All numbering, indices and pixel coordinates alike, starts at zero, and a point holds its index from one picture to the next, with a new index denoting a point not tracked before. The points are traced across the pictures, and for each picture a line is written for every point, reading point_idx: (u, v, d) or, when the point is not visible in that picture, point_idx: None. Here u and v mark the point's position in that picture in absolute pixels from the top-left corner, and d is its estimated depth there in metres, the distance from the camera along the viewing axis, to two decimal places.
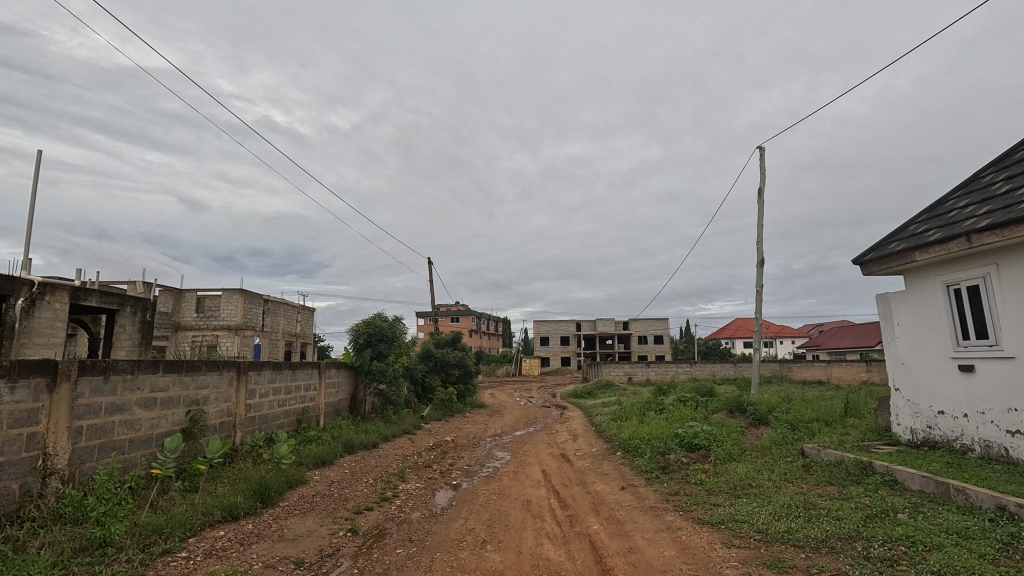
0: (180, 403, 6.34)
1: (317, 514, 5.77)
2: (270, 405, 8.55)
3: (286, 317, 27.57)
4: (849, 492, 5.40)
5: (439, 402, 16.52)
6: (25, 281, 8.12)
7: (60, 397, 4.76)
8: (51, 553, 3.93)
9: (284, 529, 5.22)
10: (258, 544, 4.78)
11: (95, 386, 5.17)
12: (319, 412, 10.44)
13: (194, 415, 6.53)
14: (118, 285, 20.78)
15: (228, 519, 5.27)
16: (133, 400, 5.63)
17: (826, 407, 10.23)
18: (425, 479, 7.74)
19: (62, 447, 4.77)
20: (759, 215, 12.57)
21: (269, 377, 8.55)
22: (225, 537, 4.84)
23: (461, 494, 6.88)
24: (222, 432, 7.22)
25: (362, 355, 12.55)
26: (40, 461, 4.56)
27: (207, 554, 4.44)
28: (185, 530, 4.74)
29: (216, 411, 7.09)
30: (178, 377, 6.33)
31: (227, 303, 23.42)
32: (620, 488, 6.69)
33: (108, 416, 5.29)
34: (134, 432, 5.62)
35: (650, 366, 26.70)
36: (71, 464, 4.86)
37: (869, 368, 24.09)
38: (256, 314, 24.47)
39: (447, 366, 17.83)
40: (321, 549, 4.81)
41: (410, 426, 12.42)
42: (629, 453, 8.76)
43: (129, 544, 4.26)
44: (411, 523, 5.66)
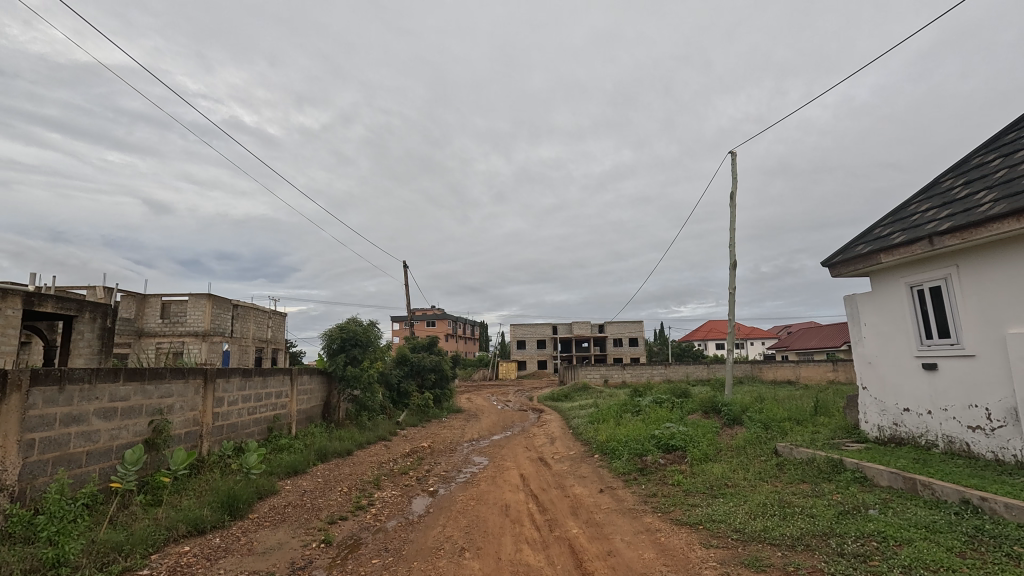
0: (143, 413, 6.06)
1: (289, 525, 5.58)
2: (240, 413, 8.27)
3: (256, 322, 26.84)
4: (822, 490, 5.51)
5: (415, 408, 16.28)
6: None
7: (10, 408, 4.48)
8: None
9: (254, 542, 5.03)
10: (226, 559, 4.59)
11: (50, 396, 4.89)
12: (291, 420, 10.16)
13: (157, 425, 6.25)
14: (77, 290, 19.92)
15: (195, 533, 5.05)
16: (91, 411, 5.35)
17: (797, 407, 10.48)
18: (401, 486, 7.59)
19: (13, 461, 4.49)
20: (732, 218, 12.85)
21: (239, 384, 8.27)
22: (190, 553, 4.62)
23: (438, 501, 6.77)
24: (187, 442, 6.93)
25: (335, 360, 12.31)
26: None
27: (171, 571, 4.24)
28: (147, 546, 4.52)
29: (181, 421, 6.81)
30: (141, 385, 6.05)
31: (194, 309, 22.69)
32: (598, 490, 6.69)
33: (63, 427, 5.01)
34: (93, 444, 5.35)
35: (625, 369, 26.95)
36: (22, 480, 4.58)
37: (836, 367, 24.76)
38: (224, 320, 23.73)
39: (423, 371, 17.61)
40: (293, 562, 4.65)
41: (385, 433, 12.20)
42: (607, 455, 8.79)
43: (86, 563, 4.04)
44: (388, 532, 5.54)
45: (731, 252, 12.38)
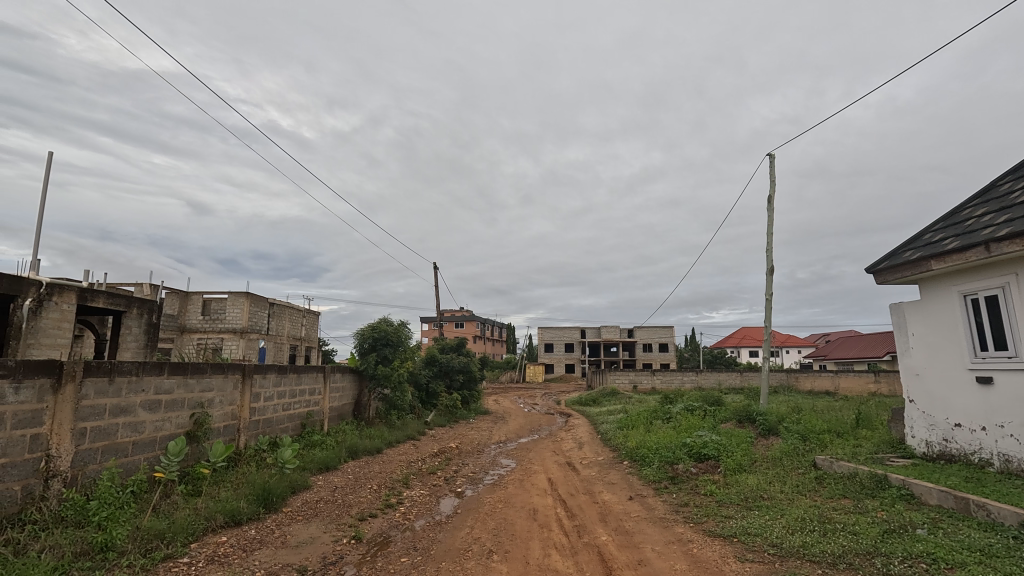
0: (185, 406, 6.30)
1: (320, 520, 5.69)
2: (275, 408, 8.50)
3: (291, 320, 27.59)
4: (865, 506, 5.27)
5: (444, 408, 16.39)
6: (35, 282, 8.50)
7: (65, 398, 4.71)
8: (51, 556, 3.87)
9: (287, 535, 5.15)
10: (261, 550, 4.71)
11: (100, 387, 5.12)
12: (323, 416, 10.38)
13: (198, 418, 6.47)
14: (125, 286, 20.95)
15: (231, 524, 5.21)
16: (138, 402, 5.58)
17: (838, 418, 10.08)
18: (430, 486, 7.65)
19: (66, 448, 4.71)
20: (770, 222, 12.48)
21: (274, 380, 8.50)
22: (228, 543, 4.77)
23: (465, 503, 6.77)
24: (226, 436, 7.16)
25: (366, 360, 12.52)
26: (43, 463, 4.49)
27: (209, 560, 4.38)
28: (187, 535, 4.67)
29: (220, 414, 7.04)
30: (183, 379, 6.28)
31: (233, 306, 23.50)
32: (628, 497, 6.59)
33: (112, 418, 5.24)
34: (138, 434, 5.57)
35: (655, 375, 26.55)
36: (74, 466, 4.80)
37: (877, 378, 23.67)
38: (261, 317, 24.52)
39: (451, 372, 17.68)
40: (324, 556, 4.73)
41: (414, 432, 12.32)
42: (636, 462, 8.64)
43: (131, 549, 4.21)
44: (417, 531, 5.58)
45: (768, 257, 12.03)
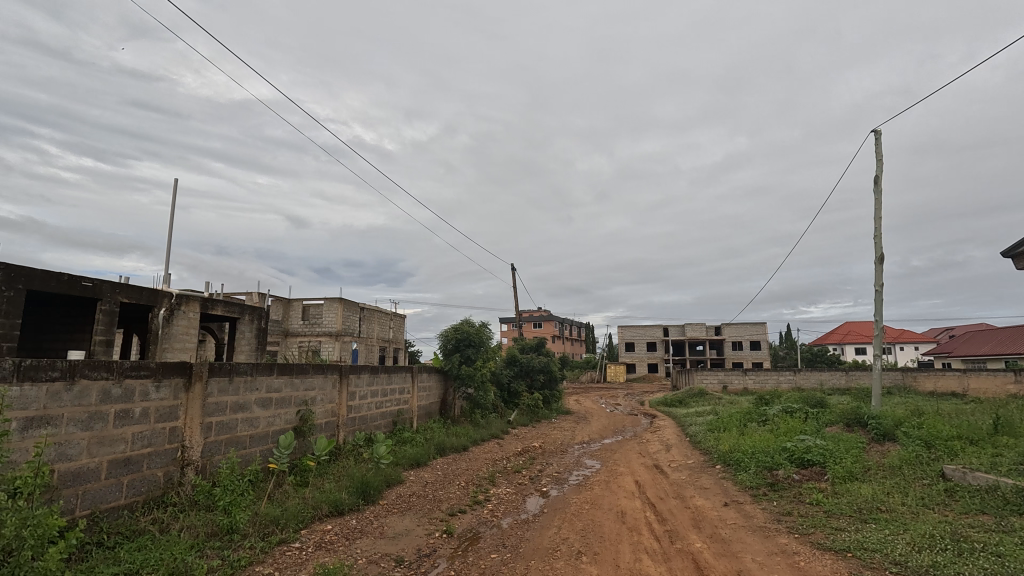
0: (292, 403, 6.87)
1: (414, 513, 5.96)
2: (369, 406, 9.03)
3: (380, 323, 29.18)
4: (1010, 524, 4.59)
5: (526, 408, 16.53)
6: (167, 294, 9.98)
7: (195, 396, 5.30)
8: (189, 536, 4.38)
9: (384, 527, 5.44)
10: (362, 540, 5.02)
11: (222, 386, 5.71)
12: (413, 414, 10.86)
13: (303, 414, 7.04)
14: (239, 296, 23.29)
15: (335, 513, 5.60)
16: (253, 400, 6.16)
17: (970, 423, 8.89)
18: (516, 485, 7.74)
19: (197, 440, 5.30)
20: (877, 205, 11.29)
21: (368, 380, 9.02)
22: (332, 531, 5.13)
23: (551, 502, 6.77)
24: (327, 431, 7.72)
25: (451, 360, 12.94)
26: (179, 452, 5.08)
27: (317, 546, 4.74)
28: (298, 522, 5.09)
29: (322, 411, 7.60)
30: (290, 379, 6.86)
31: (329, 311, 25.31)
32: (723, 504, 6.24)
33: (232, 413, 5.83)
34: (254, 428, 6.15)
35: (747, 374, 24.99)
36: (203, 456, 5.39)
37: (1019, 378, 20.58)
38: (353, 321, 26.20)
39: (532, 372, 17.77)
40: (419, 549, 4.94)
41: (498, 431, 12.54)
42: (730, 467, 8.18)
43: (252, 532, 4.66)
44: (505, 528, 5.67)
45: (876, 244, 10.89)
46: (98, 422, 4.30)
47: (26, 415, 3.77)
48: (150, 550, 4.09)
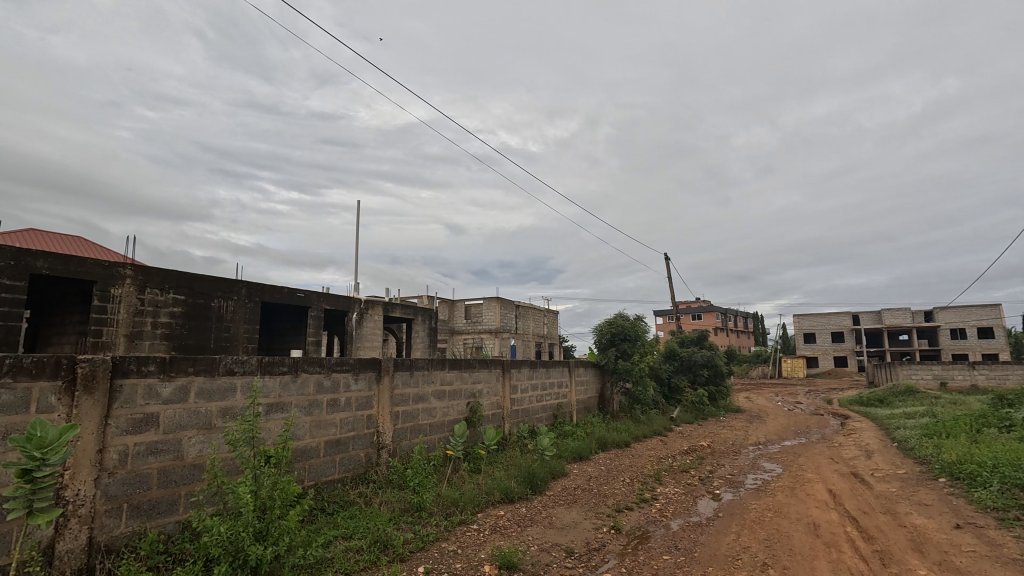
0: (463, 395, 7.46)
1: (580, 506, 6.02)
2: (531, 400, 9.39)
3: (534, 320, 30.19)
4: None
5: (690, 404, 15.62)
6: (357, 301, 12.19)
7: (384, 387, 6.05)
8: (387, 509, 5.03)
9: (553, 517, 5.59)
10: (533, 527, 5.23)
11: (405, 379, 6.42)
12: (572, 408, 11.02)
13: (473, 406, 7.59)
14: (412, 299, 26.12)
15: (506, 500, 5.94)
16: (430, 391, 6.83)
17: None
18: (684, 485, 7.34)
19: (388, 426, 6.05)
20: None
21: (528, 374, 9.38)
22: (505, 517, 5.45)
23: (727, 506, 6.28)
24: (494, 422, 8.22)
25: (607, 355, 12.81)
26: (375, 437, 5.85)
27: (493, 529, 5.07)
28: (474, 506, 5.50)
29: (489, 404, 8.12)
30: (459, 373, 7.44)
31: (488, 309, 26.99)
32: (953, 526, 5.12)
33: (414, 403, 6.53)
34: (433, 417, 6.82)
35: (976, 369, 20.25)
36: (394, 440, 6.13)
37: None
38: (510, 318, 27.57)
39: (695, 366, 16.69)
40: (588, 541, 4.98)
41: (660, 428, 12.06)
42: (960, 481, 6.68)
43: (437, 511, 5.18)
44: (676, 530, 5.41)
45: None
46: (316, 408, 5.15)
47: (268, 402, 4.69)
48: (359, 518, 4.79)
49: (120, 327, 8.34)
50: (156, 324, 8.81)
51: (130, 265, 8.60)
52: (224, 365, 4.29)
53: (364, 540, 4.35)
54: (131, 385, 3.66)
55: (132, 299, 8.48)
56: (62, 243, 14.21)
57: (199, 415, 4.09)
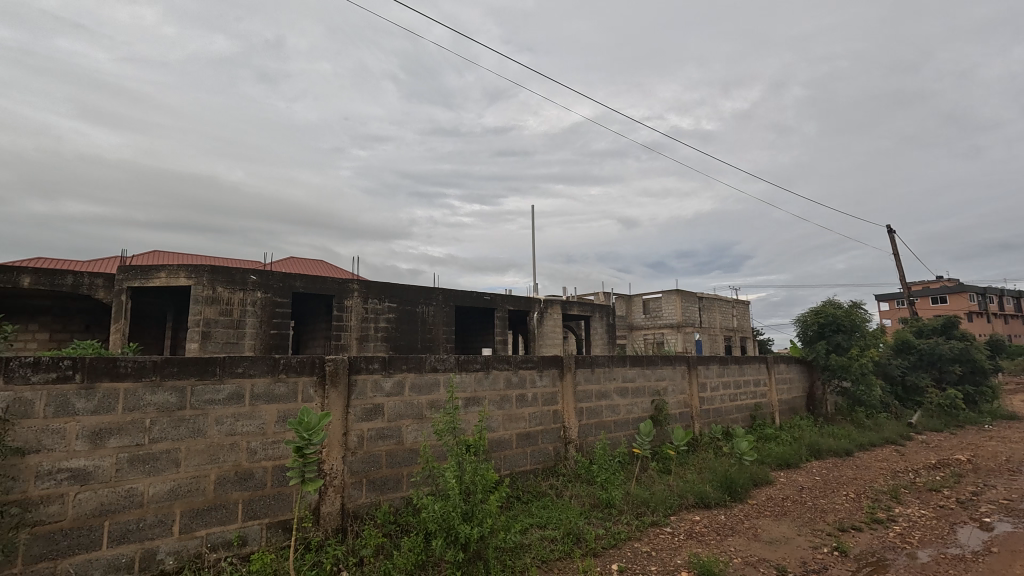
0: (647, 393, 7.23)
1: (792, 520, 5.33)
2: (723, 399, 8.67)
3: (721, 312, 27.84)
4: None
5: (935, 409, 12.67)
6: (537, 300, 13.05)
7: (567, 384, 6.18)
8: (577, 503, 5.15)
9: (758, 529, 5.06)
10: (735, 538, 4.81)
11: (587, 375, 6.46)
12: (773, 410, 9.84)
13: (658, 404, 7.31)
14: (588, 297, 26.35)
15: (702, 506, 5.57)
16: (613, 389, 6.76)
17: None
18: (935, 507, 5.95)
19: (574, 422, 6.16)
20: None
21: (718, 371, 8.66)
22: (702, 523, 5.12)
23: (1004, 540, 4.90)
24: (683, 421, 7.80)
25: (814, 349, 11.13)
26: (561, 431, 6.04)
27: (688, 535, 4.80)
28: (667, 508, 5.28)
29: (675, 402, 7.73)
30: (642, 369, 7.22)
31: (668, 303, 25.78)
32: None
33: (598, 400, 6.53)
34: (617, 415, 6.76)
35: None
36: (580, 436, 6.23)
37: None
38: (693, 311, 25.90)
39: (941, 361, 13.44)
40: (804, 562, 4.38)
41: (894, 436, 10.02)
42: None
43: (627, 510, 5.12)
44: (926, 562, 4.42)
45: None
46: (506, 403, 5.54)
47: (466, 396, 5.20)
48: (552, 509, 5.00)
49: (352, 332, 10.14)
50: (377, 329, 10.48)
51: (356, 281, 10.40)
52: (429, 363, 4.89)
53: (558, 530, 4.51)
54: (362, 379, 4.42)
55: (359, 309, 10.24)
56: (311, 267, 17.88)
57: (413, 406, 4.72)
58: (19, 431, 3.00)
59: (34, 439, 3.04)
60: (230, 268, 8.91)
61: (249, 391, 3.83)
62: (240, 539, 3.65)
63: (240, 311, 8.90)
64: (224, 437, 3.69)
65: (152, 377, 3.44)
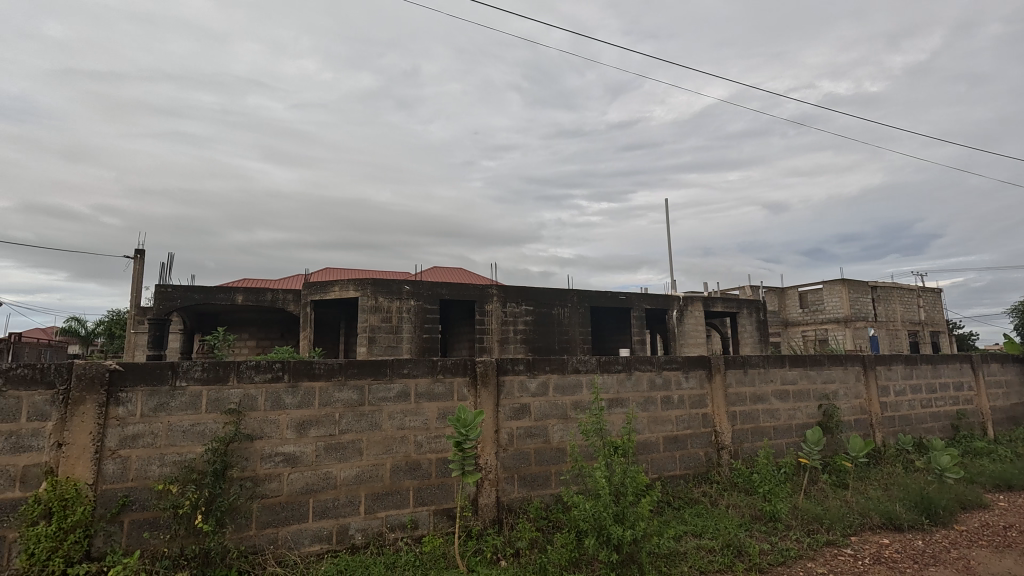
0: (812, 397, 6.48)
1: (1019, 555, 4.37)
2: (911, 405, 7.41)
3: (902, 303, 23.78)
4: None
5: None
6: (675, 297, 12.48)
7: (718, 386, 5.81)
8: (736, 514, 4.82)
9: (970, 561, 4.24)
10: (938, 568, 4.09)
11: (739, 377, 6.00)
12: (984, 419, 8.14)
13: (827, 409, 6.51)
14: (733, 292, 24.41)
15: (891, 528, 4.83)
16: (770, 392, 6.18)
17: None
18: None
19: (726, 427, 5.77)
20: None
21: (904, 372, 7.43)
22: (892, 547, 4.45)
23: None
24: (860, 430, 6.83)
25: None
26: (713, 436, 5.69)
27: (875, 559, 4.21)
28: (845, 526, 4.68)
29: (849, 408, 6.81)
30: (804, 371, 6.49)
31: (831, 295, 22.78)
32: None
33: (753, 404, 6.03)
34: (776, 420, 6.16)
35: None
36: (734, 442, 5.81)
37: None
38: (865, 303, 22.53)
39: None
40: None
41: None
42: None
43: (796, 526, 4.65)
44: None
45: None
46: (651, 405, 5.39)
47: (609, 397, 5.18)
48: (707, 518, 4.74)
49: (494, 335, 10.69)
50: (516, 331, 10.92)
51: (495, 287, 10.95)
52: (571, 364, 4.96)
53: (716, 541, 4.27)
54: (509, 380, 4.65)
55: (498, 313, 10.77)
56: (453, 275, 19.25)
57: (558, 407, 4.84)
58: (249, 420, 3.72)
59: (258, 427, 3.74)
60: (388, 280, 9.99)
61: (413, 390, 4.27)
62: (413, 523, 4.09)
63: (398, 318, 9.92)
64: (396, 431, 4.16)
65: (339, 377, 4.02)
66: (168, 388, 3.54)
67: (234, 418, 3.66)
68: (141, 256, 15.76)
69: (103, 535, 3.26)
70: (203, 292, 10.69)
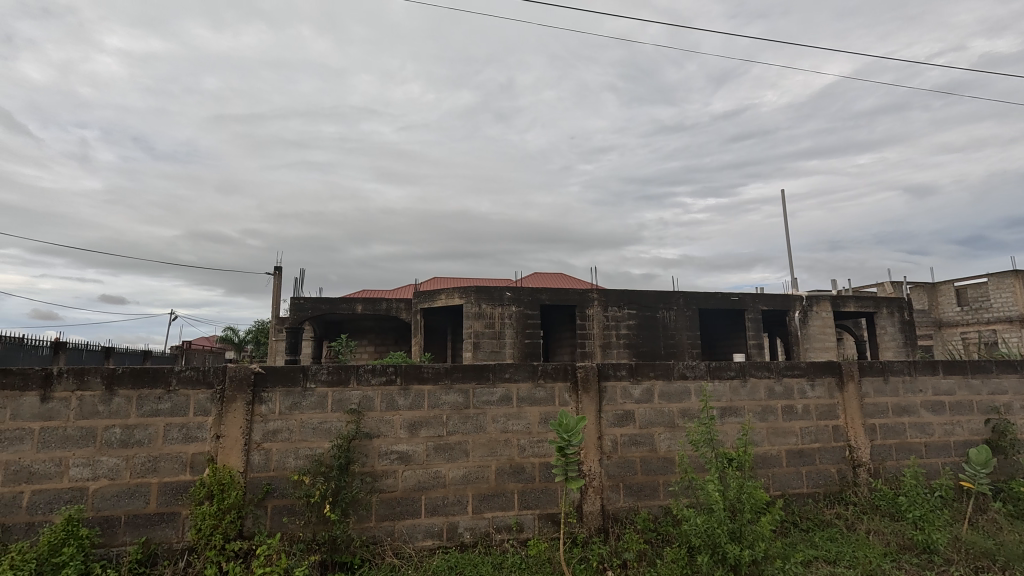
0: (976, 410, 5.52)
1: None
2: None
3: None
4: None
5: None
6: (797, 297, 11.36)
7: (851, 396, 5.16)
8: (879, 541, 4.25)
9: None
10: None
11: (878, 386, 5.28)
12: None
13: (996, 425, 5.49)
14: (869, 290, 21.69)
15: None
16: (919, 403, 5.37)
17: None
18: None
19: (864, 442, 5.10)
20: None
21: None
22: None
23: None
24: None
25: None
26: (848, 452, 5.07)
27: None
28: None
29: None
30: (964, 379, 5.54)
31: (999, 290, 19.29)
32: None
33: (897, 416, 5.27)
34: (929, 436, 5.33)
35: None
36: (875, 459, 5.13)
37: None
38: None
39: None
40: None
41: None
42: None
43: (959, 561, 3.99)
44: None
45: None
46: (770, 415, 4.95)
47: (721, 405, 4.85)
48: (843, 543, 4.23)
49: (595, 339, 10.55)
50: (619, 336, 10.66)
51: (595, 291, 10.79)
52: (677, 370, 4.73)
53: (855, 570, 3.80)
54: (611, 386, 4.55)
55: (600, 317, 10.59)
56: (554, 281, 19.35)
57: (664, 414, 4.63)
58: (367, 419, 4.04)
59: (376, 426, 4.04)
60: (491, 287, 10.30)
61: (515, 395, 4.35)
62: (518, 526, 4.15)
63: (500, 323, 10.18)
64: (499, 434, 4.26)
65: (445, 381, 4.22)
66: (301, 389, 3.96)
67: (355, 417, 4.00)
68: (280, 272, 17.89)
69: (253, 517, 3.73)
70: (328, 303, 11.86)
